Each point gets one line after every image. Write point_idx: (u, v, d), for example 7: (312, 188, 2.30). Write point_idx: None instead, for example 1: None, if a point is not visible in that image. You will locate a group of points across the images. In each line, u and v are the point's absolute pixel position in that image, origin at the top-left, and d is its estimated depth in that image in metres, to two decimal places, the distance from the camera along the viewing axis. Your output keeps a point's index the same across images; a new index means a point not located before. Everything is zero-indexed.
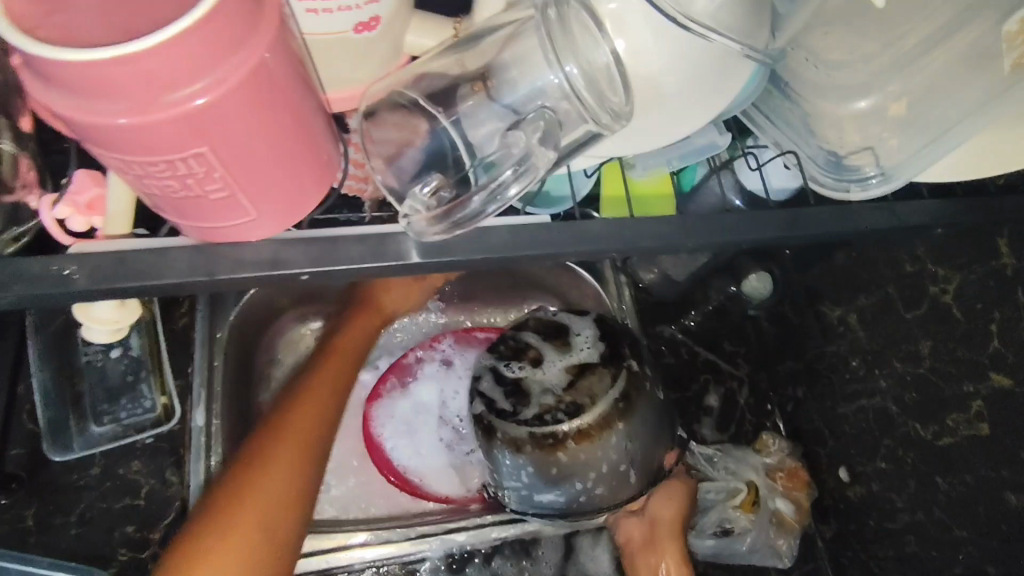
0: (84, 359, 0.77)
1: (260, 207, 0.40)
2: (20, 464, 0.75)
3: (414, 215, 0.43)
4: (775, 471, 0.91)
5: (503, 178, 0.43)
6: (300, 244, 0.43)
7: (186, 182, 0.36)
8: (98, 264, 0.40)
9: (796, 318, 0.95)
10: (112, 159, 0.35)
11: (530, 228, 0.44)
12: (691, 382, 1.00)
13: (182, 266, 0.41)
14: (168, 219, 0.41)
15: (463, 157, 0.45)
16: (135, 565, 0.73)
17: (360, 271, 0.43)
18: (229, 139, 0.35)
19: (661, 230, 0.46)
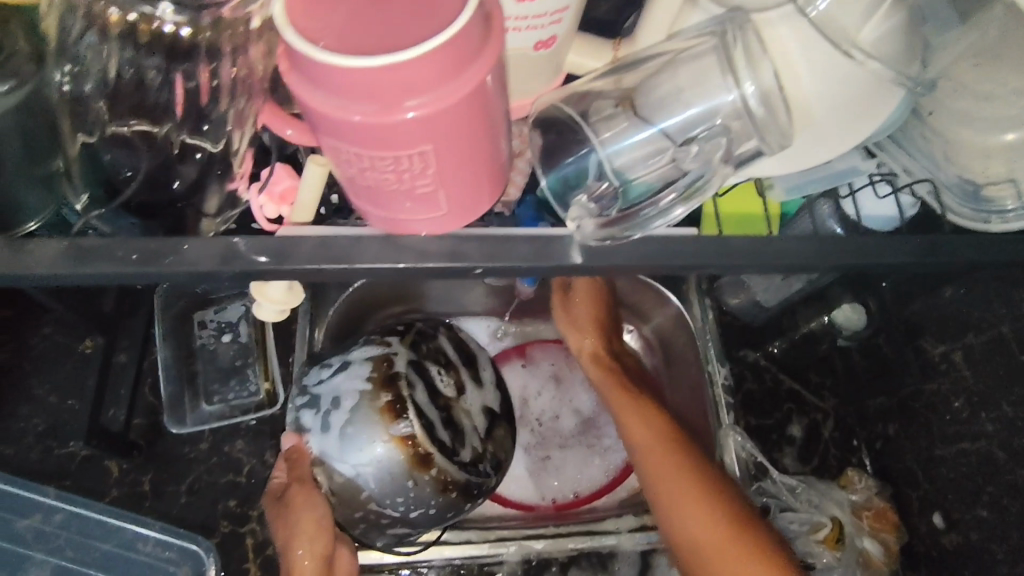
0: (199, 342, 0.83)
1: (453, 202, 0.40)
2: (140, 433, 0.80)
3: (584, 221, 0.45)
4: (861, 509, 0.89)
5: (663, 205, 0.46)
6: (474, 240, 0.43)
7: (402, 176, 0.37)
8: (299, 247, 0.42)
9: (892, 353, 0.92)
10: (339, 153, 0.37)
11: (686, 244, 0.44)
12: (774, 410, 0.98)
13: (372, 253, 0.42)
14: (361, 208, 0.42)
15: (616, 176, 0.46)
16: (235, 538, 0.77)
17: (520, 270, 0.43)
18: (450, 141, 0.36)
19: (804, 247, 0.45)
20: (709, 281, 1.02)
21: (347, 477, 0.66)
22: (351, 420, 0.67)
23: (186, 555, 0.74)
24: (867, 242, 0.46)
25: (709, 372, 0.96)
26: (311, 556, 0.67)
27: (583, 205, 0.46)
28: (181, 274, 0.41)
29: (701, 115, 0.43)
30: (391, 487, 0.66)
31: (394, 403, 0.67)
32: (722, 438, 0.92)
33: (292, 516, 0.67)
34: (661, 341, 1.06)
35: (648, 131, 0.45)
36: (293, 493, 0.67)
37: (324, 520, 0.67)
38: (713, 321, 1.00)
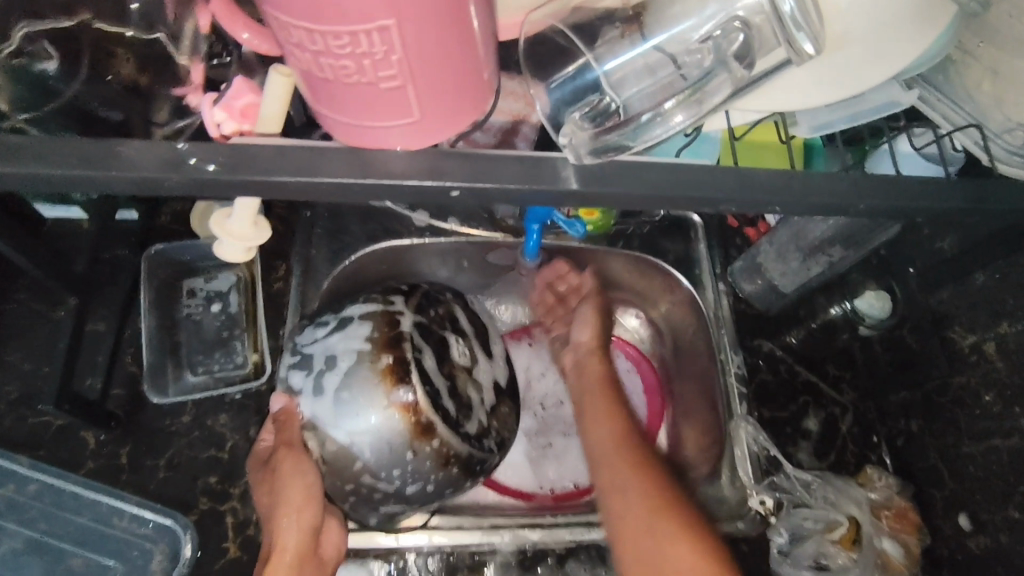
0: (184, 312, 0.82)
1: (426, 107, 0.36)
2: (120, 403, 0.76)
3: (576, 133, 0.41)
4: (881, 509, 0.83)
5: (669, 113, 0.40)
6: (458, 158, 0.40)
7: (362, 63, 0.33)
8: (258, 156, 0.38)
9: (917, 343, 0.85)
10: (287, 32, 0.32)
11: (696, 171, 0.42)
12: (789, 402, 0.93)
13: (340, 164, 0.39)
14: (323, 116, 0.38)
15: (609, 94, 0.41)
16: (214, 516, 0.73)
17: (512, 192, 0.40)
18: (417, 12, 0.31)
19: (838, 185, 0.43)
20: (721, 266, 0.97)
21: (340, 445, 0.63)
22: (346, 384, 0.63)
23: (162, 530, 0.71)
24: (877, 178, 0.44)
25: (720, 361, 0.91)
26: (297, 521, 0.65)
27: (576, 124, 0.41)
28: (126, 178, 0.38)
29: (710, 20, 0.40)
30: (386, 458, 0.63)
31: (394, 367, 0.63)
32: (733, 431, 0.88)
33: (280, 481, 0.64)
34: (670, 329, 1.02)
35: (645, 45, 0.41)
36: (278, 458, 0.64)
37: (313, 484, 0.64)
38: (727, 307, 0.95)
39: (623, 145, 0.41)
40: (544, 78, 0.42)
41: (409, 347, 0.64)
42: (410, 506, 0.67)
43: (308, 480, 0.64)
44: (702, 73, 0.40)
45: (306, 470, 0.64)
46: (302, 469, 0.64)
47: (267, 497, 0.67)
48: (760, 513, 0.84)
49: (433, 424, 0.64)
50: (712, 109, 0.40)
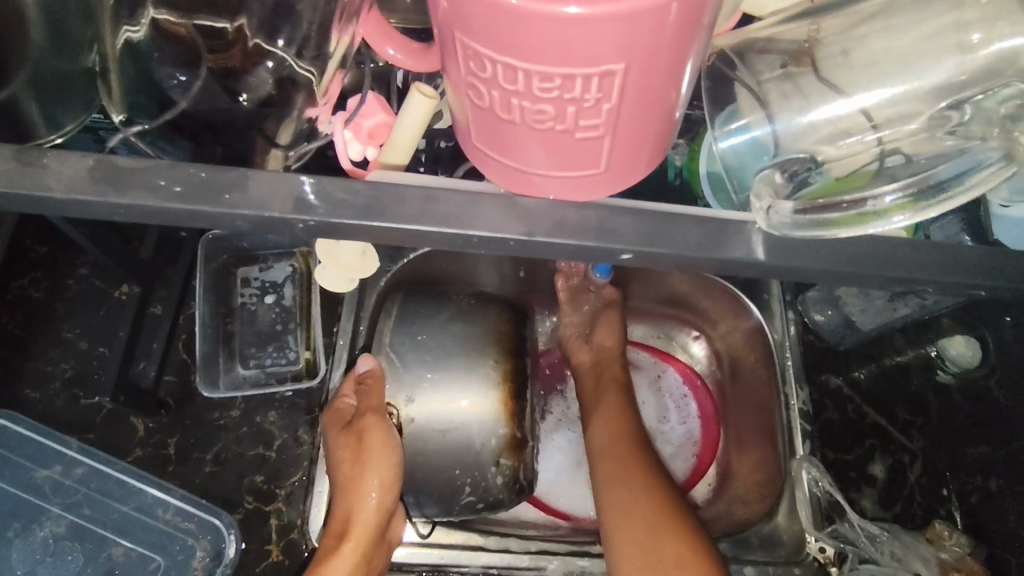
0: (239, 301, 0.79)
1: (612, 159, 0.34)
2: (170, 391, 0.75)
3: (778, 203, 0.37)
4: (949, 568, 0.77)
5: (888, 203, 0.37)
6: (625, 214, 0.37)
7: (564, 111, 0.31)
8: (398, 199, 0.36)
9: (1007, 401, 0.77)
10: (483, 62, 0.29)
11: (882, 238, 0.38)
12: (855, 445, 0.87)
13: (491, 216, 0.36)
14: (482, 154, 0.36)
15: (801, 159, 0.39)
16: (258, 516, 0.71)
17: (690, 260, 0.37)
18: (649, 64, 0.29)
19: (965, 253, 0.38)
20: (793, 293, 0.92)
21: (426, 420, 0.68)
22: (452, 369, 0.69)
23: (206, 528, 0.69)
24: (1017, 256, 0.38)
25: (784, 394, 0.87)
26: (377, 484, 0.67)
27: (772, 181, 0.39)
28: (247, 214, 0.35)
29: (947, 108, 0.38)
30: (462, 454, 0.68)
31: (511, 368, 0.71)
32: (794, 470, 0.84)
33: (367, 452, 0.67)
34: (730, 355, 0.96)
35: (849, 107, 0.39)
36: (365, 425, 0.67)
37: (395, 442, 0.67)
38: (796, 336, 0.89)
39: (824, 222, 0.38)
40: (715, 122, 0.42)
41: (520, 357, 0.72)
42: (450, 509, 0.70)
43: (394, 455, 0.67)
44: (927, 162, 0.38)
45: (392, 448, 0.67)
46: (386, 443, 0.67)
47: (344, 472, 0.69)
48: (820, 561, 0.81)
49: (515, 436, 0.70)
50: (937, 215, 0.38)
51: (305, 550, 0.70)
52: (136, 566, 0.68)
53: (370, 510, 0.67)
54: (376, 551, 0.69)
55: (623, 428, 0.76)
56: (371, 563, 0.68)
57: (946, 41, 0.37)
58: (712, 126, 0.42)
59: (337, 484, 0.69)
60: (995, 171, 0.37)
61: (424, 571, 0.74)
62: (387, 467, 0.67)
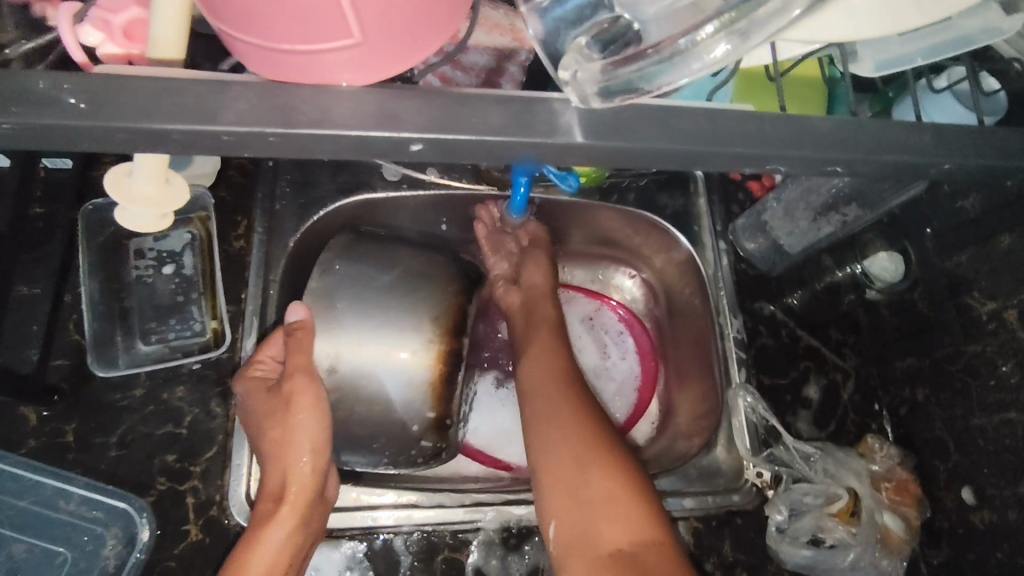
0: (135, 274, 0.74)
1: (367, 27, 0.34)
2: (62, 375, 0.68)
3: (581, 68, 0.36)
4: (881, 481, 0.79)
5: (704, 37, 0.34)
6: (420, 97, 0.36)
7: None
8: (124, 95, 0.33)
9: (929, 311, 0.78)
10: None
11: (732, 116, 0.38)
12: (790, 368, 0.87)
13: (243, 107, 0.34)
14: (238, 42, 0.35)
15: (619, 21, 0.36)
16: (173, 496, 0.67)
17: (493, 145, 0.36)
18: None
19: (821, 127, 0.39)
20: (723, 223, 0.90)
21: (348, 390, 0.68)
22: (388, 334, 0.69)
23: (115, 514, 0.66)
24: (877, 128, 0.40)
25: (718, 324, 0.86)
26: (307, 444, 0.66)
27: (580, 48, 0.36)
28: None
29: None
30: (380, 432, 0.69)
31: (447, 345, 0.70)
32: (731, 399, 0.84)
33: (296, 415, 0.65)
34: (665, 288, 0.95)
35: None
36: (291, 384, 0.65)
37: (324, 403, 0.66)
38: (728, 268, 0.88)
39: (632, 78, 0.36)
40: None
41: (453, 337, 0.71)
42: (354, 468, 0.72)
43: (325, 415, 0.66)
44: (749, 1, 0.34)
45: (321, 411, 0.66)
46: (317, 403, 0.66)
47: (270, 438, 0.66)
48: (758, 486, 0.81)
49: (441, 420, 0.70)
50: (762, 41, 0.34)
51: (229, 527, 0.67)
52: (42, 562, 0.64)
53: (306, 476, 0.66)
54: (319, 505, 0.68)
55: (568, 389, 0.71)
56: (312, 526, 0.66)
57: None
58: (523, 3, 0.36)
59: (264, 451, 0.67)
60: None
61: (356, 533, 0.71)
62: (317, 430, 0.66)
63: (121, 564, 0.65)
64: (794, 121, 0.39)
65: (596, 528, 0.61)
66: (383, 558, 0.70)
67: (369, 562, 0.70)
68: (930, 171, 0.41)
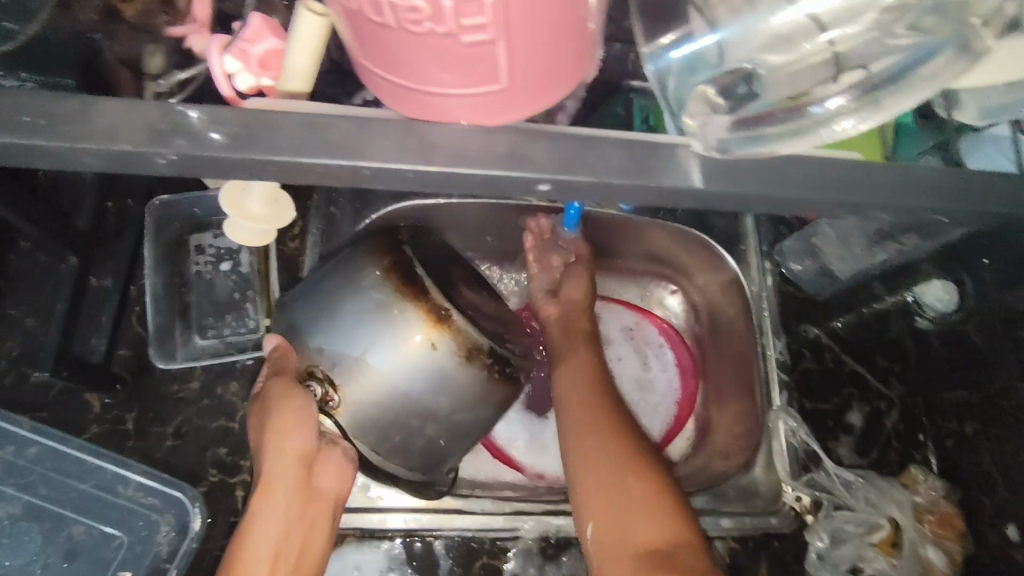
0: (194, 270, 0.76)
1: (513, 73, 0.34)
2: (125, 365, 0.72)
3: (713, 120, 0.38)
4: (923, 513, 0.78)
5: (831, 109, 0.37)
6: (544, 139, 0.37)
7: (441, 6, 0.30)
8: (275, 128, 0.36)
9: (981, 341, 0.76)
10: None
11: (835, 168, 0.39)
12: (833, 393, 0.86)
13: (389, 142, 0.36)
14: (373, 76, 0.36)
15: (743, 69, 0.38)
16: (224, 489, 0.69)
17: (614, 187, 0.37)
18: None
19: (919, 176, 0.40)
20: (771, 243, 0.89)
21: (370, 394, 0.56)
22: (352, 321, 0.56)
23: (169, 502, 0.67)
24: (975, 176, 0.41)
25: (761, 345, 0.86)
26: (293, 452, 0.59)
27: (707, 98, 0.38)
28: (95, 148, 0.34)
29: None
30: (436, 399, 0.57)
31: (435, 307, 0.56)
32: (771, 421, 0.84)
33: (273, 415, 0.58)
34: (708, 308, 0.94)
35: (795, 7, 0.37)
36: (270, 391, 0.59)
37: (307, 416, 0.58)
38: (773, 288, 0.88)
39: (759, 138, 0.38)
40: (658, 37, 0.40)
41: (443, 298, 0.57)
42: (440, 450, 0.61)
43: (305, 416, 0.58)
44: (876, 66, 0.37)
45: (301, 412, 0.58)
46: (292, 408, 0.58)
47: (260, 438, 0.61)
48: (796, 510, 0.80)
49: (492, 374, 0.57)
50: (886, 117, 0.36)
51: None
52: (99, 544, 0.66)
53: (292, 475, 0.60)
54: (313, 505, 0.62)
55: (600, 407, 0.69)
56: (313, 523, 0.62)
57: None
58: (649, 44, 0.39)
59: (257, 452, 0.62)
60: (943, 68, 0.36)
61: (398, 535, 0.72)
62: (298, 432, 0.58)
63: (173, 551, 0.66)
64: (889, 168, 0.40)
65: (626, 530, 0.61)
66: (422, 560, 0.72)
67: (409, 563, 0.72)
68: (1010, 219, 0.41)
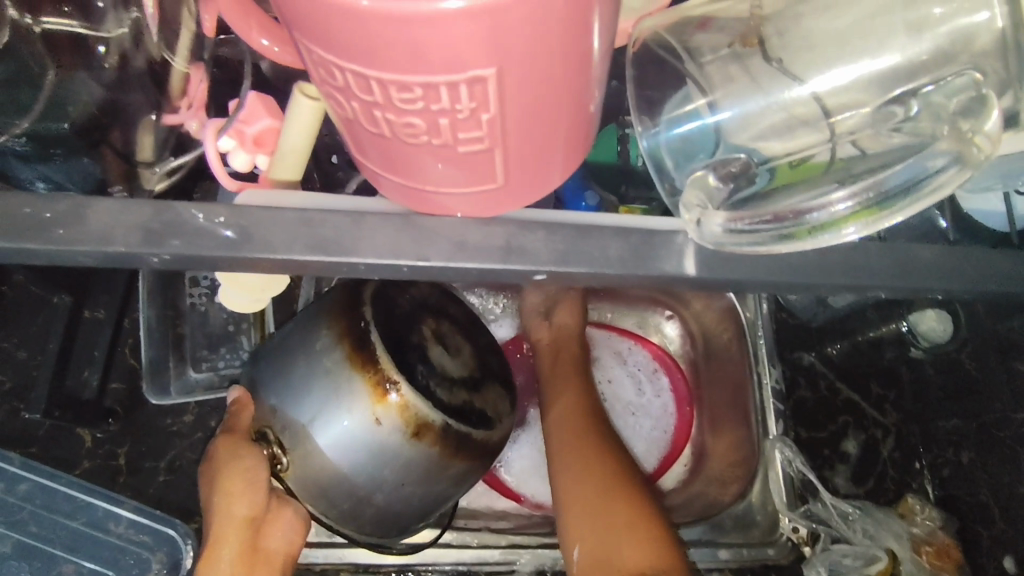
0: (188, 303, 0.73)
1: (509, 171, 0.34)
2: (118, 399, 0.72)
3: (709, 211, 0.36)
4: (921, 544, 0.76)
5: (837, 213, 0.35)
6: (541, 231, 0.37)
7: (437, 123, 0.29)
8: (273, 226, 0.35)
9: (978, 372, 0.75)
10: (343, 77, 0.28)
11: (835, 247, 0.39)
12: (828, 422, 0.86)
13: (382, 240, 0.36)
14: (380, 177, 0.36)
15: (745, 162, 0.39)
16: None
17: (610, 278, 0.37)
18: (521, 73, 0.27)
19: (921, 255, 0.40)
20: None
21: (319, 466, 0.52)
22: (306, 393, 0.52)
23: (161, 539, 0.66)
24: (977, 256, 0.40)
25: (757, 373, 0.86)
26: (239, 515, 0.54)
27: (705, 185, 0.38)
28: (86, 251, 0.34)
29: (898, 98, 0.37)
30: (381, 473, 0.53)
31: (383, 377, 0.52)
32: (768, 450, 0.84)
33: (218, 473, 0.54)
34: (705, 337, 0.93)
35: (797, 91, 0.39)
36: (218, 447, 0.55)
37: (257, 477, 0.54)
38: (767, 314, 0.88)
39: (755, 237, 0.36)
40: (660, 111, 0.41)
41: (393, 367, 0.52)
42: (394, 519, 0.57)
43: (254, 479, 0.54)
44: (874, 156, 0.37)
45: (250, 472, 0.53)
46: (243, 469, 0.53)
47: (208, 492, 0.56)
48: (794, 540, 0.81)
49: (446, 450, 0.54)
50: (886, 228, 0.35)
51: None
52: None
53: (232, 536, 0.55)
54: (259, 569, 0.57)
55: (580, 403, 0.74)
56: None
57: (901, 17, 0.37)
58: (647, 120, 0.41)
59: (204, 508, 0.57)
60: (952, 177, 0.34)
61: (392, 571, 0.72)
62: (246, 494, 0.54)
63: None
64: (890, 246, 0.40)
65: (614, 552, 0.60)
66: None
67: None
68: (1008, 297, 0.41)
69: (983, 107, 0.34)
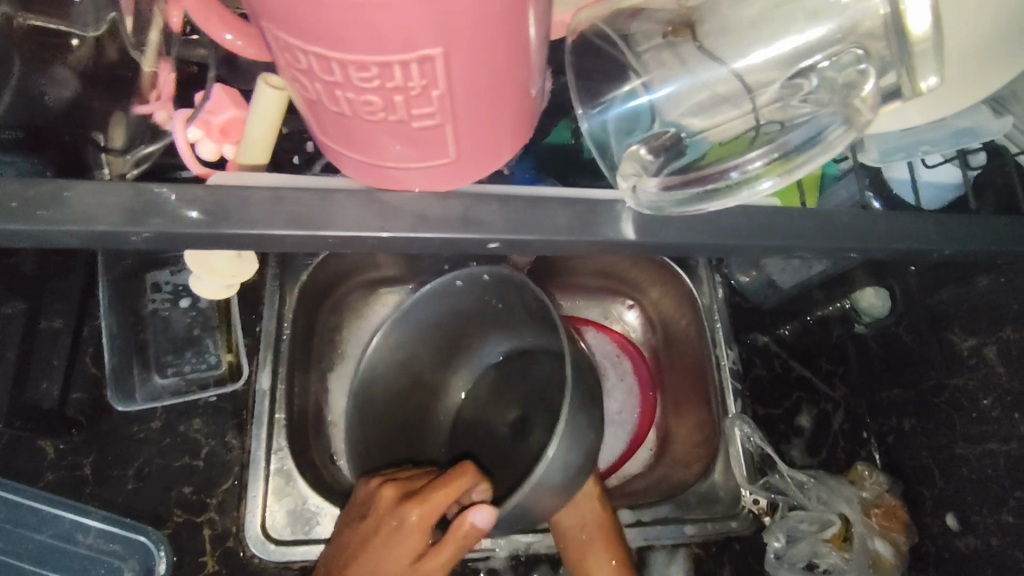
0: (150, 308, 0.74)
1: (461, 146, 0.36)
2: (81, 409, 0.71)
3: (642, 179, 0.40)
4: (871, 507, 0.82)
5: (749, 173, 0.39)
6: (495, 203, 0.39)
7: (392, 100, 0.31)
8: (247, 203, 0.37)
9: (914, 343, 0.81)
10: (303, 58, 0.30)
11: (762, 211, 0.42)
12: (782, 399, 0.91)
13: (351, 213, 0.38)
14: (342, 155, 0.38)
15: (673, 135, 0.42)
16: (190, 529, 0.68)
17: (563, 243, 0.40)
18: (466, 53, 0.30)
19: (840, 218, 0.43)
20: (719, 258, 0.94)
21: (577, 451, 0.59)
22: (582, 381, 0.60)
23: (131, 547, 0.66)
24: (893, 220, 0.44)
25: (715, 356, 0.89)
26: None
27: (639, 157, 0.41)
28: (73, 230, 0.35)
29: (800, 72, 0.41)
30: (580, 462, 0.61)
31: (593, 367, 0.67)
32: (726, 428, 0.87)
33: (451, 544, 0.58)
34: (662, 320, 0.97)
35: (718, 73, 0.42)
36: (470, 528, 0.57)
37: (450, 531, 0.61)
38: (723, 299, 0.92)
39: (686, 198, 0.40)
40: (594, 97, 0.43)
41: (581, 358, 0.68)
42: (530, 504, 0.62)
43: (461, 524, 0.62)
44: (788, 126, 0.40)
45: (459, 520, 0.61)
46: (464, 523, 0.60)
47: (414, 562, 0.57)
48: (755, 512, 0.85)
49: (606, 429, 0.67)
50: (799, 178, 0.39)
51: (244, 558, 0.67)
52: None
53: None
54: None
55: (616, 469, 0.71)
56: None
57: (802, 7, 0.41)
58: (587, 105, 0.43)
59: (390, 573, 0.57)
60: (840, 135, 0.38)
61: None
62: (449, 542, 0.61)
63: None
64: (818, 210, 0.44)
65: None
66: None
67: None
68: (927, 255, 0.45)
69: (863, 81, 0.39)
